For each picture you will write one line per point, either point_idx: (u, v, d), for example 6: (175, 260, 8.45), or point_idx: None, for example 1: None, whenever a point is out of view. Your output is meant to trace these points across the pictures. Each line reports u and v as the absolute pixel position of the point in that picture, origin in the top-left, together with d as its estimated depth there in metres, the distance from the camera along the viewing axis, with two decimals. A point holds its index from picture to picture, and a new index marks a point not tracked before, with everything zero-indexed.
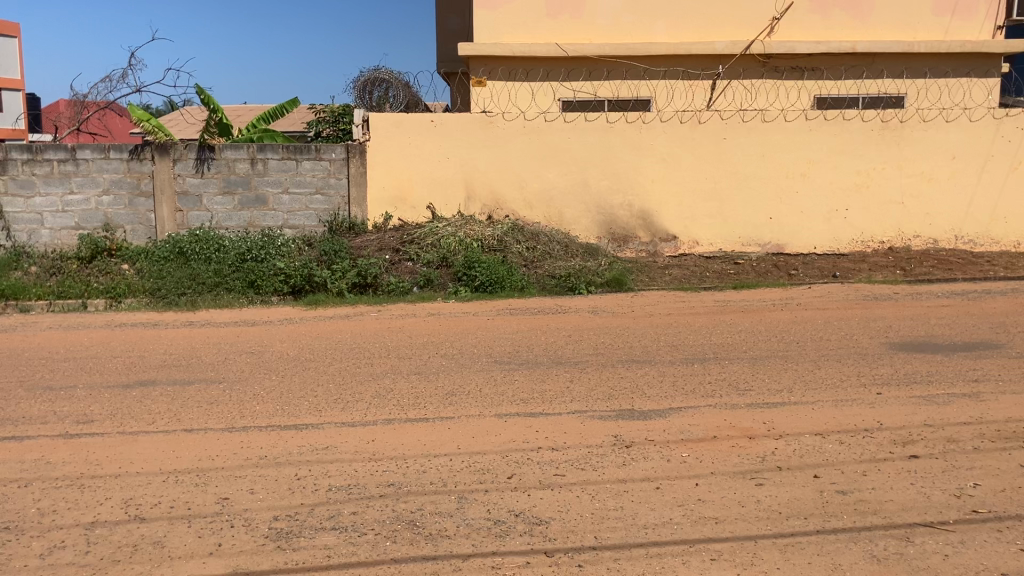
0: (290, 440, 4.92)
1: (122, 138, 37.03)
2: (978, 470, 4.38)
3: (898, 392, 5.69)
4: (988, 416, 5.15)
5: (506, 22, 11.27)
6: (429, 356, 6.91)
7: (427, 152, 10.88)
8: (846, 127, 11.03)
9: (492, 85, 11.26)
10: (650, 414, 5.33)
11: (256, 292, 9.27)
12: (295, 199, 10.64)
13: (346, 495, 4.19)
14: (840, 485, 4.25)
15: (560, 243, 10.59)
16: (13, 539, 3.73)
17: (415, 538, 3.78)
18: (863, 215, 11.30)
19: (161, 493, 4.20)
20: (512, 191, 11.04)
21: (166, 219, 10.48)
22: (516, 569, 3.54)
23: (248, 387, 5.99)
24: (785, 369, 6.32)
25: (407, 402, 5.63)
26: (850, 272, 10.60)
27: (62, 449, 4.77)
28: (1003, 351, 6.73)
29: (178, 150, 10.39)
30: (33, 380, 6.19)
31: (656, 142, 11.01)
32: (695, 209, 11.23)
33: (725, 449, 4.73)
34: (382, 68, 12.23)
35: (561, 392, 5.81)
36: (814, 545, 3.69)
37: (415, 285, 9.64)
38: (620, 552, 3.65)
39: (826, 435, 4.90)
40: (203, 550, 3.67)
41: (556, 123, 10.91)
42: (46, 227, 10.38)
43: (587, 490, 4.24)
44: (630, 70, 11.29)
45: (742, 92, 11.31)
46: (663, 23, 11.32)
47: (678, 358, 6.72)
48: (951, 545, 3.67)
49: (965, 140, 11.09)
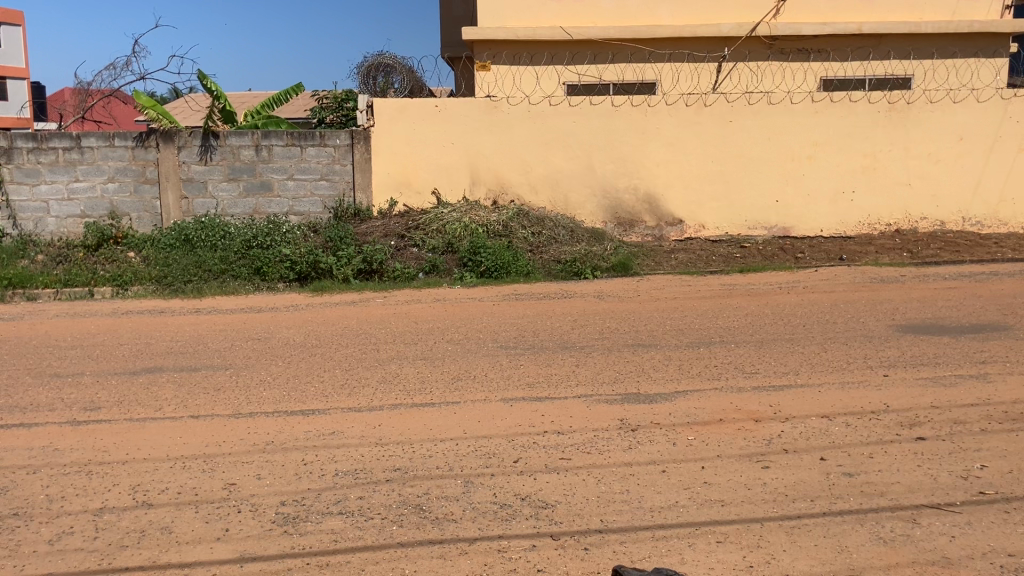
0: (297, 425, 4.93)
1: (127, 126, 37.38)
2: (986, 451, 4.37)
3: (904, 374, 5.68)
4: (995, 399, 5.12)
5: (511, 5, 11.16)
6: (435, 341, 6.91)
7: (432, 138, 10.85)
8: (853, 108, 10.96)
9: (497, 69, 11.15)
10: (656, 397, 5.32)
11: (262, 278, 9.28)
12: (301, 185, 10.64)
13: (352, 479, 4.21)
14: (847, 467, 4.25)
15: (566, 228, 10.54)
16: (22, 525, 3.75)
17: (422, 522, 3.79)
18: (870, 198, 11.23)
19: (169, 478, 4.22)
20: (517, 175, 11.01)
21: (171, 206, 10.48)
22: (523, 552, 3.55)
23: (254, 373, 6.01)
24: (792, 352, 6.30)
25: (413, 386, 5.66)
26: (857, 254, 10.55)
27: (71, 436, 4.79)
28: (1011, 332, 6.69)
29: (183, 137, 10.37)
30: (41, 368, 6.22)
31: (661, 127, 10.96)
32: (701, 192, 11.19)
33: (731, 432, 4.72)
34: (388, 53, 12.18)
35: (567, 376, 5.83)
36: (820, 528, 3.68)
37: (421, 270, 9.64)
38: (626, 535, 3.65)
39: (832, 418, 4.89)
40: (211, 534, 3.69)
41: (561, 107, 10.86)
42: (52, 215, 10.40)
43: (593, 474, 4.24)
44: (635, 53, 11.16)
45: (748, 75, 11.17)
46: (669, 6, 11.22)
47: (684, 342, 6.70)
48: (958, 527, 3.66)
49: (974, 122, 11.02)
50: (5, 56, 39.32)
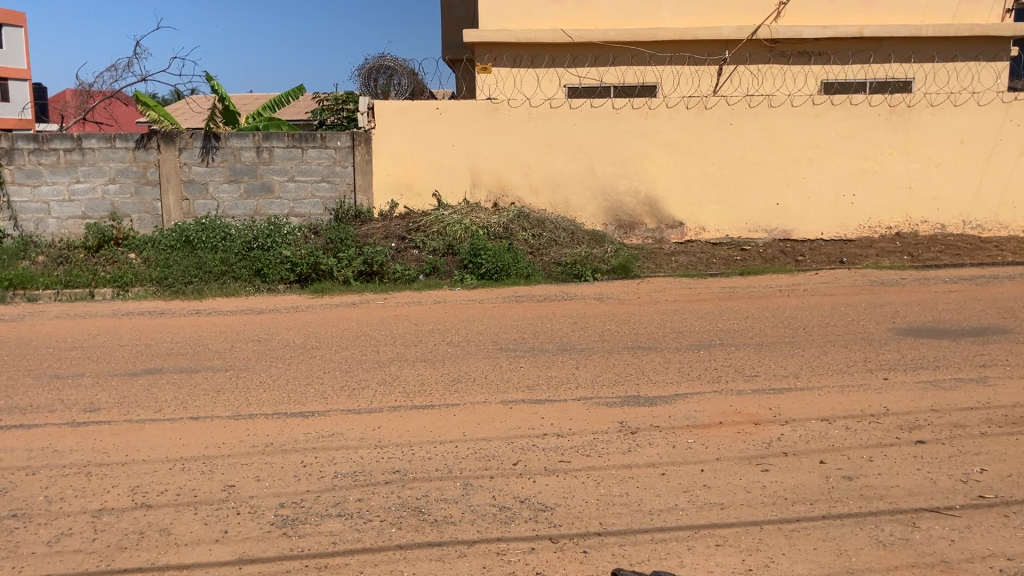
0: (296, 427, 4.93)
1: (127, 127, 37.55)
2: (986, 455, 4.36)
3: (904, 377, 5.68)
4: (995, 402, 5.12)
5: (512, 8, 11.16)
6: (435, 343, 6.91)
7: (433, 140, 10.85)
8: (853, 111, 10.98)
9: (497, 72, 11.13)
10: (656, 400, 5.32)
11: (263, 280, 9.30)
12: (301, 186, 10.64)
13: (351, 481, 4.20)
14: (847, 470, 4.24)
15: (566, 230, 10.53)
16: (21, 526, 3.75)
17: (421, 524, 3.79)
18: (871, 200, 11.24)
19: (168, 480, 4.22)
20: (518, 177, 11.02)
21: (172, 207, 10.48)
22: (522, 555, 3.55)
23: (254, 374, 6.02)
24: (792, 354, 6.31)
25: (413, 388, 5.65)
26: (858, 257, 10.55)
27: (70, 437, 4.79)
28: (1011, 335, 6.69)
29: (184, 139, 10.37)
30: (41, 369, 6.22)
31: (662, 129, 10.98)
32: (702, 195, 11.19)
33: (731, 435, 4.72)
34: (388, 56, 12.20)
35: (567, 378, 5.83)
36: (819, 531, 3.68)
37: (421, 272, 9.66)
38: (625, 538, 3.65)
39: (831, 421, 4.88)
40: (210, 536, 3.69)
41: (562, 110, 10.89)
42: (54, 216, 10.41)
43: (592, 476, 4.24)
44: (635, 55, 11.13)
45: (748, 78, 11.09)
46: (669, 8, 11.22)
47: (684, 344, 6.70)
48: (957, 531, 3.66)
49: (974, 125, 11.05)
50: (7, 57, 39.44)
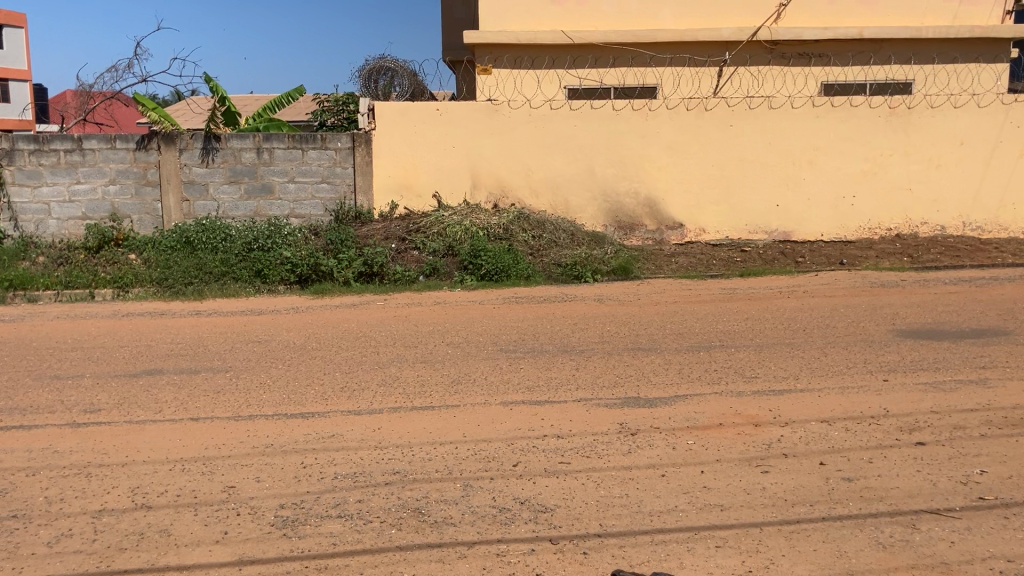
0: (296, 428, 4.93)
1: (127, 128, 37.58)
2: (986, 457, 4.36)
3: (904, 378, 5.68)
4: (995, 404, 5.12)
5: (513, 9, 11.16)
6: (435, 344, 6.91)
7: (433, 141, 10.85)
8: (853, 113, 10.98)
9: (497, 72, 11.13)
10: (656, 401, 5.32)
11: (263, 281, 9.30)
12: (301, 188, 10.65)
13: (351, 482, 4.20)
14: (847, 472, 4.24)
15: (566, 231, 10.53)
16: (21, 527, 3.75)
17: (421, 526, 3.79)
18: (871, 202, 11.24)
19: (168, 481, 4.22)
20: (518, 178, 11.02)
21: (172, 208, 10.48)
22: (521, 556, 3.55)
23: (254, 375, 6.02)
24: (792, 356, 6.31)
25: (413, 390, 5.65)
26: (858, 258, 10.56)
27: (70, 438, 4.79)
28: (1011, 337, 6.69)
29: (184, 140, 10.37)
30: (41, 370, 6.22)
31: (662, 130, 10.98)
32: (702, 196, 11.20)
33: (731, 436, 4.72)
34: (388, 57, 12.20)
35: (567, 379, 5.83)
36: (819, 532, 3.68)
37: (421, 274, 9.66)
38: (625, 540, 3.65)
39: (831, 422, 4.88)
40: (210, 537, 3.69)
41: (562, 111, 10.90)
42: (54, 216, 10.41)
43: (592, 478, 4.24)
44: (636, 57, 11.14)
45: (748, 79, 11.13)
46: (670, 10, 11.22)
47: (684, 346, 6.70)
48: (957, 532, 3.66)
49: (974, 126, 11.05)
50: (8, 58, 39.48)
